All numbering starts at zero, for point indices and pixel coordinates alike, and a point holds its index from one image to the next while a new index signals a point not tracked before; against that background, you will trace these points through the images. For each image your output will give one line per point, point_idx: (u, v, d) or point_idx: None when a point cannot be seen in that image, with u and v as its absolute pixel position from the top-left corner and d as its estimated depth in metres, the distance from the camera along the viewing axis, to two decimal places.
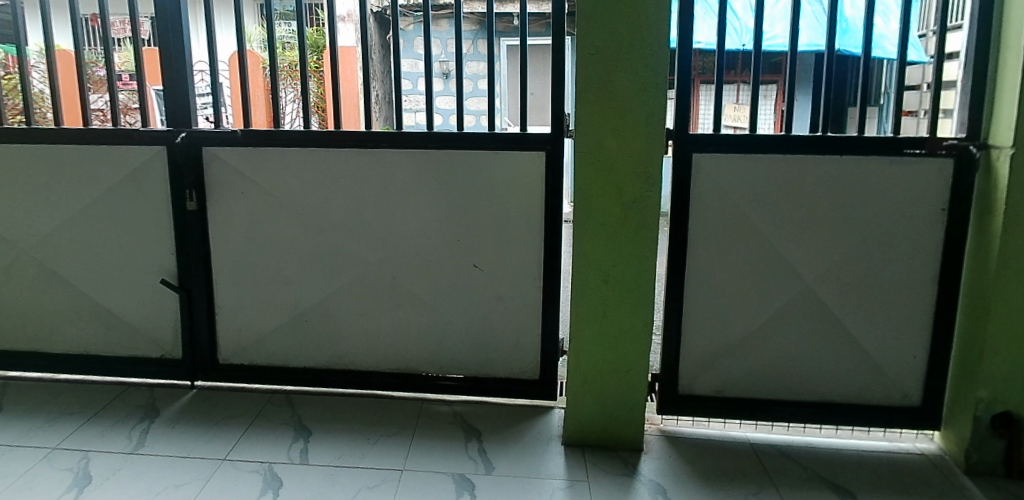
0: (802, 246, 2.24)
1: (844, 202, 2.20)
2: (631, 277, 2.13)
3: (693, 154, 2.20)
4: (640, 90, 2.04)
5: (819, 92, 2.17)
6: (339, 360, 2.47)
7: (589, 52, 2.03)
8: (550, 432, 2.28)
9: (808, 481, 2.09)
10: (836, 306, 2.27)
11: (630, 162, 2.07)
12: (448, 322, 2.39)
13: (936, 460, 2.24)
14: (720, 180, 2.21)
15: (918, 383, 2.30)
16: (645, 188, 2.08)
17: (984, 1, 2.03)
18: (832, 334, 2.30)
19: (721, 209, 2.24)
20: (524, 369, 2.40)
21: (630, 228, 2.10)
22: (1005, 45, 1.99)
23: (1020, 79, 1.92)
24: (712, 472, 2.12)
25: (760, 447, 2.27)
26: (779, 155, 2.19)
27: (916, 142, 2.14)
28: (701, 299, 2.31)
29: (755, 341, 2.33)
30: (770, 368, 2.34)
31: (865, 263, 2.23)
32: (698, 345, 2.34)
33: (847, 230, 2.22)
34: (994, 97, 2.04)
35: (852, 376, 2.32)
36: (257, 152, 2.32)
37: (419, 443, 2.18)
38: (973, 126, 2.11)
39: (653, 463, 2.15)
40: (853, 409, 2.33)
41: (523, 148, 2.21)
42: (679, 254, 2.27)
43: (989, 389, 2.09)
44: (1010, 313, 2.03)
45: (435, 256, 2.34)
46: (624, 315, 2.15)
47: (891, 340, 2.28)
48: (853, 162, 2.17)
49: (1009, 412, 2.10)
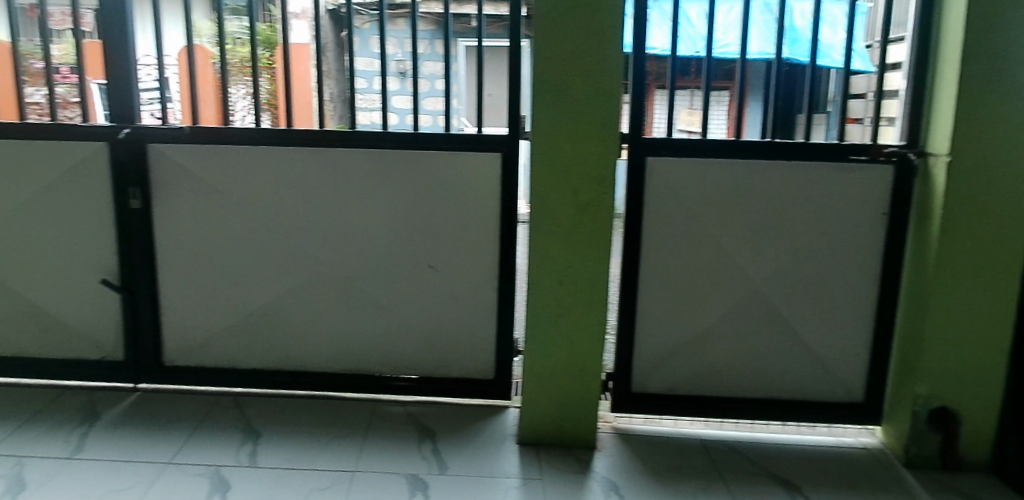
0: (751, 247, 2.30)
1: (789, 204, 2.27)
2: (586, 276, 2.16)
3: (647, 158, 2.24)
4: (596, 94, 2.07)
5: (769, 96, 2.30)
6: (292, 361, 2.43)
7: (545, 56, 2.05)
8: (504, 431, 2.29)
9: (755, 476, 2.14)
10: (781, 305, 2.34)
11: (587, 164, 2.11)
12: (402, 323, 2.38)
13: (877, 454, 2.33)
14: (672, 182, 2.26)
15: (859, 380, 2.39)
16: (601, 190, 2.12)
17: (923, 18, 2.17)
18: (778, 332, 2.36)
19: (674, 211, 2.28)
20: (478, 369, 2.40)
21: (584, 229, 2.14)
22: (944, 54, 2.11)
23: (957, 92, 2.03)
24: (664, 468, 2.16)
25: (710, 443, 2.32)
26: (730, 160, 2.25)
27: (860, 149, 2.24)
28: (653, 299, 2.34)
29: (705, 341, 2.37)
30: (720, 366, 2.39)
31: (811, 265, 2.31)
32: (651, 345, 2.37)
33: (792, 231, 2.29)
34: (932, 108, 2.17)
35: (797, 373, 2.38)
36: (206, 150, 2.27)
37: (372, 445, 2.16)
38: (911, 134, 2.24)
39: (606, 461, 2.18)
40: (797, 405, 2.40)
41: (478, 149, 2.22)
42: (633, 255, 2.30)
43: (927, 385, 2.19)
44: (945, 311, 2.15)
45: (391, 257, 2.32)
46: (579, 315, 2.18)
47: (833, 338, 2.36)
48: (798, 167, 2.25)
49: (945, 407, 2.20)
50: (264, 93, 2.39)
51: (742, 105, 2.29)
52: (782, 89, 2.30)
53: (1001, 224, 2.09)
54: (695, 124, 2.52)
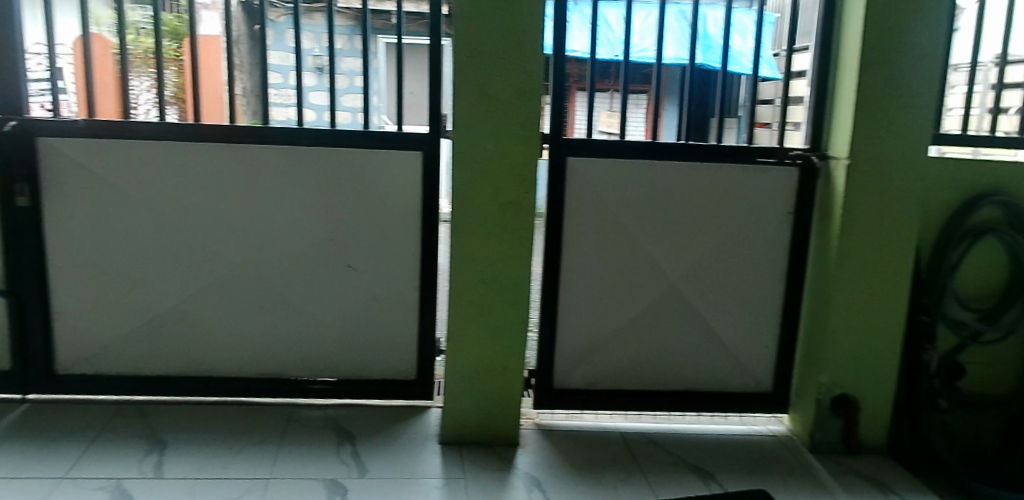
0: (666, 245, 2.38)
1: (700, 204, 2.36)
2: (509, 275, 2.18)
3: (568, 158, 2.28)
4: (516, 94, 2.09)
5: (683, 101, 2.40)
6: (202, 367, 2.33)
7: (466, 55, 2.05)
8: (426, 432, 2.27)
9: (671, 466, 2.22)
10: (694, 300, 2.43)
11: (508, 163, 2.12)
12: (320, 325, 2.32)
13: (784, 440, 2.46)
14: (590, 182, 2.30)
15: (766, 371, 2.51)
16: (522, 189, 2.14)
17: (825, 30, 2.32)
18: (691, 327, 2.45)
19: (593, 209, 2.33)
20: (399, 369, 2.37)
21: (506, 228, 2.15)
22: (844, 64, 2.27)
23: (855, 100, 2.20)
24: (585, 462, 2.20)
25: (629, 436, 2.38)
26: (647, 161, 2.32)
27: (767, 152, 2.37)
28: (574, 296, 2.38)
29: (624, 336, 2.43)
30: (638, 361, 2.45)
31: (721, 261, 2.41)
32: (572, 342, 2.41)
33: (703, 229, 2.38)
34: (832, 113, 2.33)
35: (709, 366, 2.48)
36: (104, 145, 2.15)
37: (289, 450, 2.10)
38: (815, 139, 2.39)
39: (529, 457, 2.20)
40: (710, 396, 2.50)
41: (398, 148, 2.21)
42: (554, 253, 2.34)
43: (829, 375, 2.34)
44: (845, 304, 2.29)
45: (308, 257, 2.27)
46: (502, 315, 2.19)
47: (743, 331, 2.47)
48: (709, 168, 2.35)
49: (845, 394, 2.35)
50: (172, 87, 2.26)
51: (658, 108, 2.37)
52: (695, 95, 2.40)
53: (892, 222, 2.26)
54: (614, 126, 2.45)
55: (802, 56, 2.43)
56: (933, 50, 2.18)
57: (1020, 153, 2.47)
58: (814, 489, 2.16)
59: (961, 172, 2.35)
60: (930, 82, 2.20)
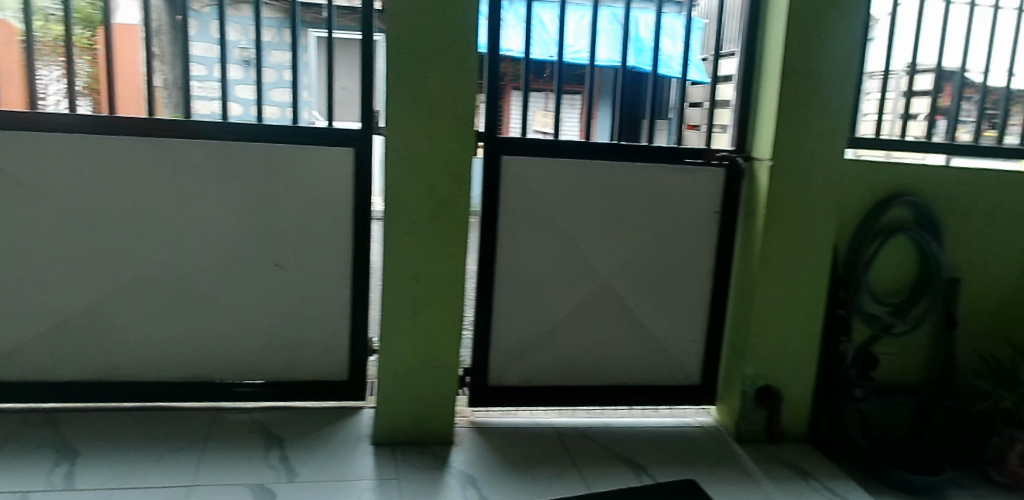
0: (598, 242, 2.42)
1: (630, 203, 2.42)
2: (444, 273, 2.17)
3: (502, 156, 2.29)
4: (451, 92, 2.08)
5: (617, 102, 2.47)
6: (118, 372, 2.22)
7: (399, 51, 2.04)
8: (358, 433, 2.24)
9: (604, 459, 2.26)
10: (625, 297, 2.48)
11: (443, 161, 2.12)
12: (247, 326, 2.25)
13: (711, 431, 2.55)
14: (524, 180, 2.32)
15: (694, 364, 2.60)
16: (457, 187, 2.14)
17: (749, 38, 2.43)
18: (623, 323, 2.50)
19: (527, 208, 2.35)
20: (330, 370, 2.33)
21: (440, 226, 2.15)
22: (767, 71, 2.37)
23: (777, 104, 2.31)
24: (520, 458, 2.22)
25: (563, 431, 2.42)
26: (580, 160, 2.36)
27: (695, 153, 2.45)
28: (508, 294, 2.39)
29: (558, 333, 2.46)
30: (572, 357, 2.49)
31: (650, 259, 2.48)
32: (506, 339, 2.42)
33: (633, 228, 2.44)
34: (756, 116, 2.44)
35: (640, 361, 2.55)
36: (6, 137, 2.02)
37: (213, 456, 2.03)
38: (740, 141, 2.49)
39: (464, 455, 2.21)
40: (640, 390, 2.57)
41: (328, 144, 2.18)
42: (489, 251, 2.35)
43: (753, 367, 2.44)
44: (767, 300, 2.40)
45: (233, 256, 2.20)
46: (437, 313, 2.18)
47: (672, 327, 2.54)
48: (640, 168, 2.41)
49: (769, 385, 2.46)
50: (83, 77, 2.11)
51: (591, 108, 2.42)
52: (626, 97, 2.46)
53: (810, 221, 2.38)
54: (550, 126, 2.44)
55: (728, 61, 2.52)
56: (848, 59, 2.31)
57: (927, 156, 2.64)
58: (738, 477, 2.25)
59: (873, 174, 2.50)
60: (845, 90, 2.33)
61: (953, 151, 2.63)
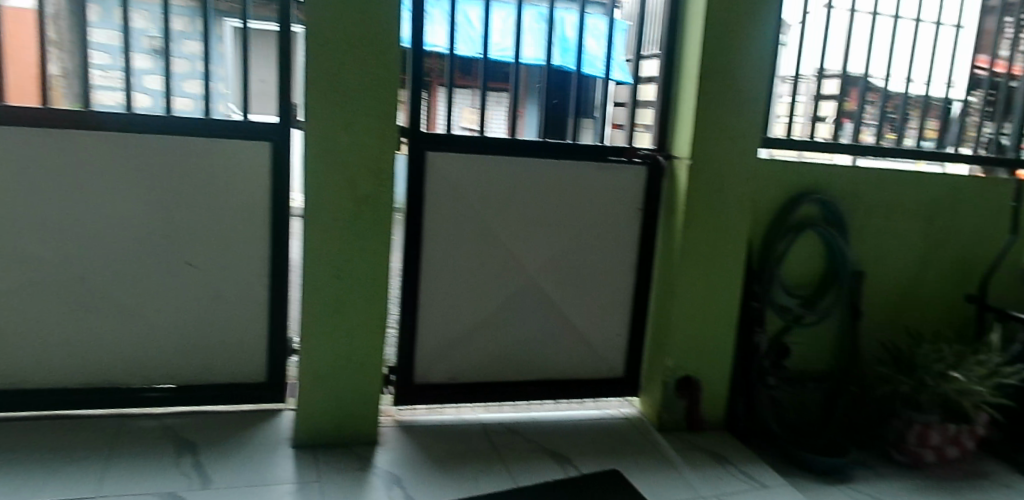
0: (523, 239, 2.45)
1: (554, 199, 2.45)
2: (367, 270, 2.14)
3: (426, 152, 2.28)
4: (372, 86, 2.05)
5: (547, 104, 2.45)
6: (11, 379, 2.07)
7: (319, 43, 1.99)
8: (278, 436, 2.18)
9: (530, 453, 2.29)
10: (550, 292, 2.51)
11: (365, 156, 2.08)
12: (157, 327, 2.15)
13: (634, 421, 2.62)
14: (448, 177, 2.31)
15: (617, 357, 2.66)
16: (380, 183, 2.11)
17: (670, 40, 2.50)
18: (548, 318, 2.53)
19: (453, 205, 2.34)
20: (248, 371, 2.26)
21: (363, 222, 2.11)
22: (686, 72, 2.45)
23: (694, 105, 2.39)
24: (446, 456, 2.21)
25: (489, 427, 2.43)
26: (505, 157, 2.37)
27: (617, 151, 2.51)
28: (433, 291, 2.38)
29: (484, 330, 2.47)
30: (498, 353, 2.50)
31: (574, 255, 2.52)
32: (432, 336, 2.41)
33: (557, 224, 2.48)
34: (676, 116, 2.51)
35: (565, 355, 2.59)
36: None
37: (120, 465, 1.92)
38: (661, 140, 2.57)
39: (389, 454, 2.18)
40: (566, 384, 2.61)
41: (244, 137, 2.12)
42: (414, 248, 2.33)
43: (674, 358, 2.52)
44: (687, 293, 2.49)
45: (140, 254, 2.10)
46: (360, 311, 2.15)
47: (596, 321, 2.60)
48: (565, 166, 2.45)
49: (688, 376, 2.55)
50: None
51: (517, 106, 2.44)
52: (556, 96, 2.46)
53: (726, 217, 2.48)
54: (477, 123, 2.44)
55: (649, 63, 2.57)
56: (760, 62, 2.42)
57: (835, 157, 2.79)
58: (658, 465, 2.32)
59: (784, 172, 2.62)
60: (758, 92, 2.44)
61: (857, 152, 2.80)
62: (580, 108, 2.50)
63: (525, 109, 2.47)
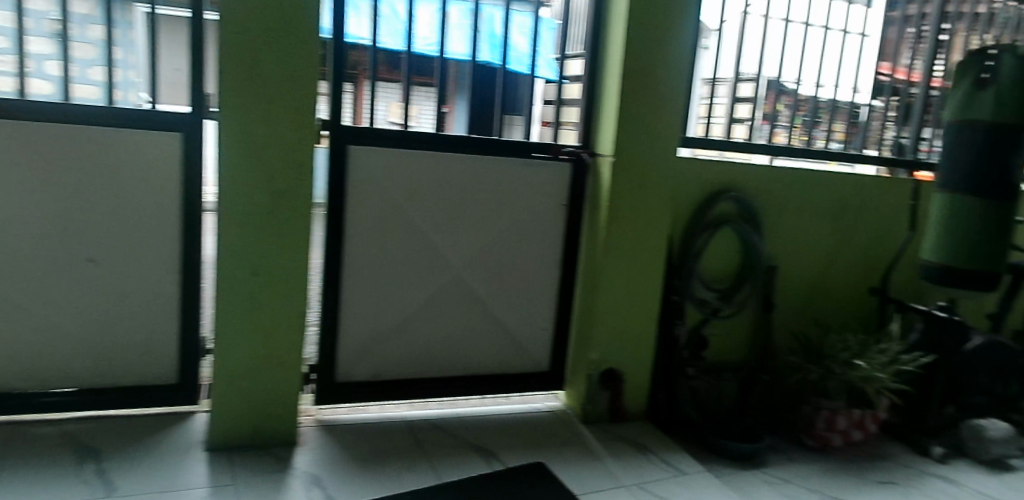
0: (449, 234, 2.44)
1: (479, 195, 2.46)
2: (286, 266, 2.08)
3: (348, 146, 2.24)
4: (291, 77, 1.99)
5: (478, 102, 2.47)
6: None
7: (233, 31, 1.92)
8: (191, 439, 2.10)
9: (455, 448, 2.28)
10: (475, 288, 2.52)
11: (283, 149, 2.02)
12: (55, 327, 2.03)
13: (559, 414, 2.65)
14: (371, 171, 2.28)
15: (543, 351, 2.69)
16: (299, 177, 2.06)
17: (593, 39, 2.55)
18: (474, 314, 2.54)
19: (376, 200, 2.31)
20: (157, 372, 2.17)
21: (281, 217, 2.05)
22: (609, 71, 2.50)
23: (617, 103, 2.44)
24: (369, 454, 2.18)
25: (414, 424, 2.41)
26: (430, 152, 2.36)
27: (542, 148, 2.54)
28: (356, 287, 2.34)
29: (409, 326, 2.44)
30: (424, 350, 2.48)
31: (499, 251, 2.53)
32: (355, 333, 2.37)
33: (483, 220, 2.48)
34: (599, 114, 2.56)
35: (491, 350, 2.60)
36: None
37: (13, 475, 1.81)
38: (585, 137, 2.61)
39: (309, 455, 2.13)
40: (492, 379, 2.62)
41: (152, 128, 2.03)
42: (335, 243, 2.28)
43: (598, 352, 2.57)
44: (610, 288, 2.54)
45: (36, 250, 1.98)
46: (279, 308, 2.09)
47: (521, 316, 2.62)
48: (491, 162, 2.45)
49: (612, 369, 2.60)
50: None
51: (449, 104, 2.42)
52: (484, 92, 2.46)
53: (648, 213, 2.55)
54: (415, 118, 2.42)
55: (575, 63, 2.59)
56: (680, 63, 2.50)
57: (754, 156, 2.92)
58: (582, 456, 2.36)
59: (704, 170, 2.72)
60: (677, 91, 2.51)
61: (772, 152, 2.92)
62: (508, 106, 2.51)
63: (454, 105, 2.43)
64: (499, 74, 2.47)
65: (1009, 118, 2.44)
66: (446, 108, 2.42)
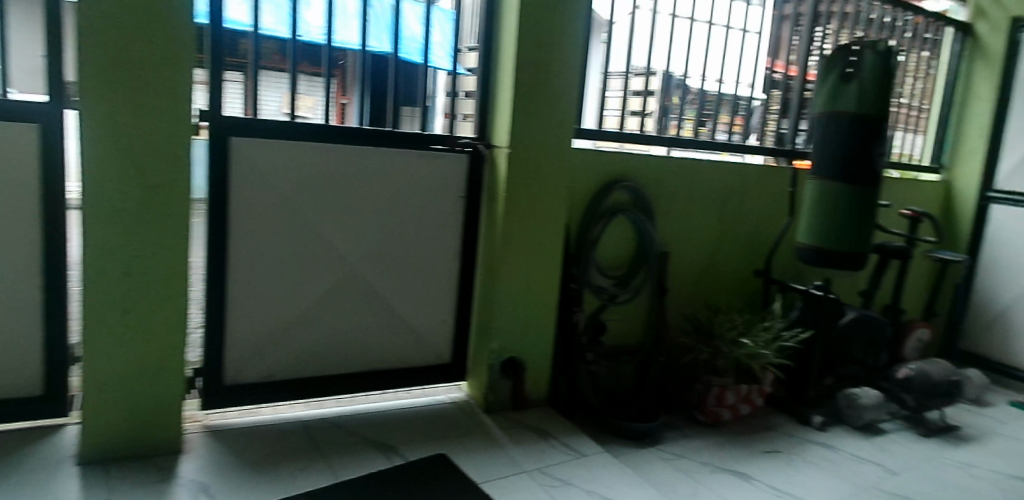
0: (342, 228, 2.38)
1: (374, 188, 2.41)
2: (163, 265, 1.97)
3: (230, 138, 2.14)
4: (162, 64, 1.88)
5: (380, 95, 2.42)
6: None
7: (93, 14, 1.78)
8: (60, 454, 1.95)
9: (353, 446, 2.24)
10: (372, 282, 2.47)
11: (155, 141, 1.91)
12: None
13: (461, 405, 2.66)
14: (256, 164, 2.19)
15: (444, 344, 2.69)
16: (174, 170, 1.95)
17: (486, 30, 2.55)
18: (372, 308, 2.50)
19: (262, 194, 2.22)
20: (18, 384, 2.00)
21: (155, 213, 1.94)
22: (503, 62, 2.51)
23: (511, 94, 2.45)
24: (261, 457, 2.11)
25: (310, 423, 2.35)
26: (320, 144, 2.29)
27: (439, 139, 2.52)
28: (244, 285, 2.25)
29: (302, 324, 2.37)
30: (320, 347, 2.42)
31: (396, 244, 2.50)
32: (243, 333, 2.28)
33: (377, 213, 2.44)
34: (494, 106, 2.57)
35: (391, 345, 2.57)
36: None
37: None
38: (482, 129, 2.61)
39: (195, 462, 2.03)
40: (392, 374, 2.59)
41: (3, 118, 1.86)
42: (219, 240, 2.18)
43: (499, 341, 2.59)
44: (509, 278, 2.56)
45: None
46: (156, 310, 1.98)
47: (421, 309, 2.60)
48: (385, 153, 2.41)
49: (513, 358, 2.63)
50: None
51: (349, 93, 2.38)
52: (387, 83, 2.43)
53: (544, 203, 2.59)
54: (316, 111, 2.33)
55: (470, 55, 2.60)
56: (572, 56, 2.54)
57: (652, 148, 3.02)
58: (484, 445, 2.38)
59: (598, 161, 2.79)
60: (570, 83, 2.56)
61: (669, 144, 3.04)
62: (403, 99, 2.46)
63: (353, 96, 2.39)
64: (394, 63, 2.42)
65: (871, 110, 2.64)
66: (346, 99, 2.39)
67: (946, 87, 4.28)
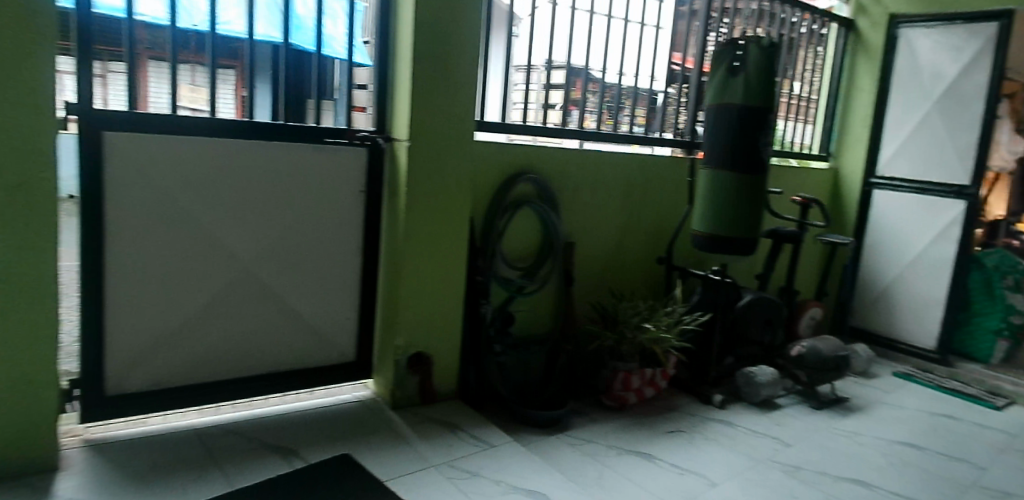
0: (234, 226, 2.29)
1: (266, 184, 2.33)
2: (29, 270, 1.83)
3: (103, 133, 2.00)
4: (18, 52, 1.74)
5: (276, 86, 2.35)
6: None
7: None
8: None
9: (250, 451, 2.17)
10: (268, 281, 2.39)
11: (14, 136, 1.76)
12: None
13: (368, 403, 2.62)
14: (134, 160, 2.07)
15: (348, 342, 2.64)
16: (38, 167, 1.80)
17: (382, 20, 2.50)
18: (269, 308, 2.42)
19: (142, 192, 2.10)
20: None
21: (17, 214, 1.79)
22: (400, 54, 2.47)
23: (410, 85, 2.42)
24: (149, 469, 2.00)
25: (204, 431, 2.25)
26: (205, 138, 2.18)
27: (334, 133, 2.46)
28: (125, 289, 2.13)
29: (193, 327, 2.27)
30: (213, 351, 2.32)
31: (292, 242, 2.43)
32: (127, 340, 2.15)
33: (271, 209, 2.36)
34: (392, 99, 2.53)
35: (291, 345, 2.50)
36: None
37: None
38: (380, 122, 2.56)
39: (74, 479, 1.91)
40: (294, 375, 2.52)
41: None
42: (94, 242, 2.05)
43: (404, 337, 2.56)
44: (413, 273, 2.54)
45: None
46: (22, 318, 1.84)
47: (322, 308, 2.54)
48: (277, 148, 2.33)
49: (420, 353, 2.61)
50: None
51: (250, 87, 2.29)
52: (288, 74, 2.36)
53: (446, 197, 2.58)
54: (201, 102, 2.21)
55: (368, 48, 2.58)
56: (470, 47, 2.53)
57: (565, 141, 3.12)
58: (389, 442, 2.35)
59: (501, 153, 2.80)
60: (468, 76, 2.55)
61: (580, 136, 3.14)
62: (293, 90, 2.40)
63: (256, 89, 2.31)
64: (287, 52, 2.33)
65: (757, 102, 2.77)
66: (244, 91, 2.30)
67: (833, 80, 4.56)
